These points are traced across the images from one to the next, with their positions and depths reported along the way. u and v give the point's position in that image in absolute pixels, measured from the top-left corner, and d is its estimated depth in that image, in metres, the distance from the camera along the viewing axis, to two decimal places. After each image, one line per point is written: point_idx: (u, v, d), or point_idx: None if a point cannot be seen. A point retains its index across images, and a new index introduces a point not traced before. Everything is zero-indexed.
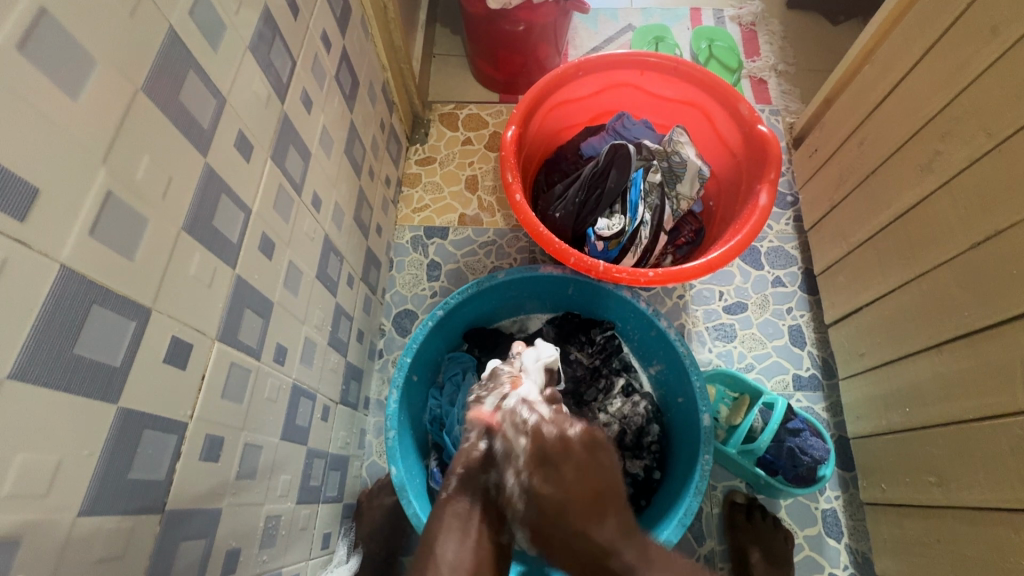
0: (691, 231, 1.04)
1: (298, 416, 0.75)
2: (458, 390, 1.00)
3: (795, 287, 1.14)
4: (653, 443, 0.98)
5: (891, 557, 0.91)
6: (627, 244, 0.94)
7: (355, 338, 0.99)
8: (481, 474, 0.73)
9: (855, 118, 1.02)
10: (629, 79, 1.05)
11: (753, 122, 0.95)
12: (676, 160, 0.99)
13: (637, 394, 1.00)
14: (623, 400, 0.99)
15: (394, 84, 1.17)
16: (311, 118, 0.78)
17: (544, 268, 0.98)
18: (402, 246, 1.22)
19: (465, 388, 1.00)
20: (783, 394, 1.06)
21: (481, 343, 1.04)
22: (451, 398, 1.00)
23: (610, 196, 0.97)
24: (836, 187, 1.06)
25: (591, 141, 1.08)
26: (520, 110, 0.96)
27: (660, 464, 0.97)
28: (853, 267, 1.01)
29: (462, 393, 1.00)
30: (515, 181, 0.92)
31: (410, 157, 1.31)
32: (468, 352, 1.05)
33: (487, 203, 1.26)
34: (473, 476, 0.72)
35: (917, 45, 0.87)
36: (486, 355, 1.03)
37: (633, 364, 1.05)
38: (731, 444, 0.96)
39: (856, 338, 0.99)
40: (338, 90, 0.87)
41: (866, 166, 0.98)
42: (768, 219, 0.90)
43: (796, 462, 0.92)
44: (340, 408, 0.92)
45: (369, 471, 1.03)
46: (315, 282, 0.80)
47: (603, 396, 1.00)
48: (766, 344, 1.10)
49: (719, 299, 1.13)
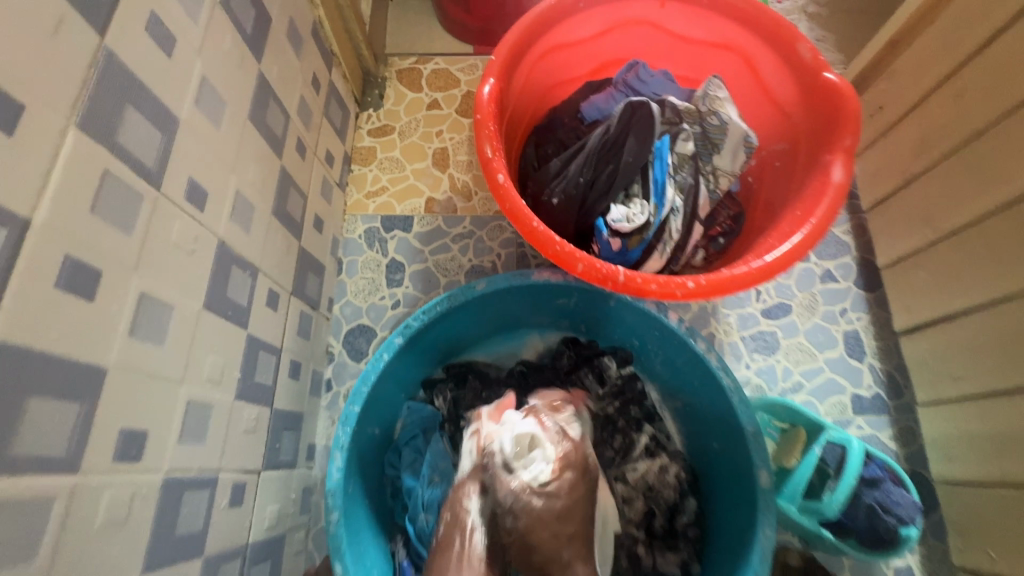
0: (728, 218, 0.79)
1: (178, 522, 0.50)
2: (420, 456, 0.74)
3: (849, 283, 0.90)
4: (689, 526, 0.73)
5: None
6: (653, 240, 0.68)
7: (286, 374, 0.74)
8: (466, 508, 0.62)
9: (947, 65, 0.76)
10: (645, 15, 0.79)
11: (818, 69, 0.70)
12: (713, 123, 0.73)
13: (666, 456, 0.75)
14: (649, 463, 0.74)
15: (331, 27, 0.87)
16: (176, 65, 0.50)
17: (539, 274, 0.73)
18: (353, 242, 0.95)
19: (428, 455, 0.73)
20: (840, 420, 0.84)
21: (446, 389, 0.77)
22: (412, 465, 0.73)
23: (627, 172, 0.70)
24: (914, 156, 0.81)
25: (594, 100, 0.81)
26: (501, 57, 0.70)
27: (702, 553, 0.72)
28: (940, 263, 0.77)
29: (426, 459, 0.73)
30: (496, 156, 0.66)
31: (361, 127, 1.03)
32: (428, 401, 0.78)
33: (461, 184, 0.99)
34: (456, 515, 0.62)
35: None
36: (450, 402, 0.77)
37: (657, 412, 0.79)
38: (787, 498, 0.73)
39: (947, 355, 0.76)
40: (233, 27, 0.59)
41: (963, 128, 0.73)
42: (843, 201, 0.66)
43: (874, 523, 0.69)
44: (266, 476, 0.67)
45: (318, 542, 0.80)
46: (205, 314, 0.54)
47: (620, 460, 0.74)
48: (817, 356, 0.88)
49: (756, 300, 0.90)
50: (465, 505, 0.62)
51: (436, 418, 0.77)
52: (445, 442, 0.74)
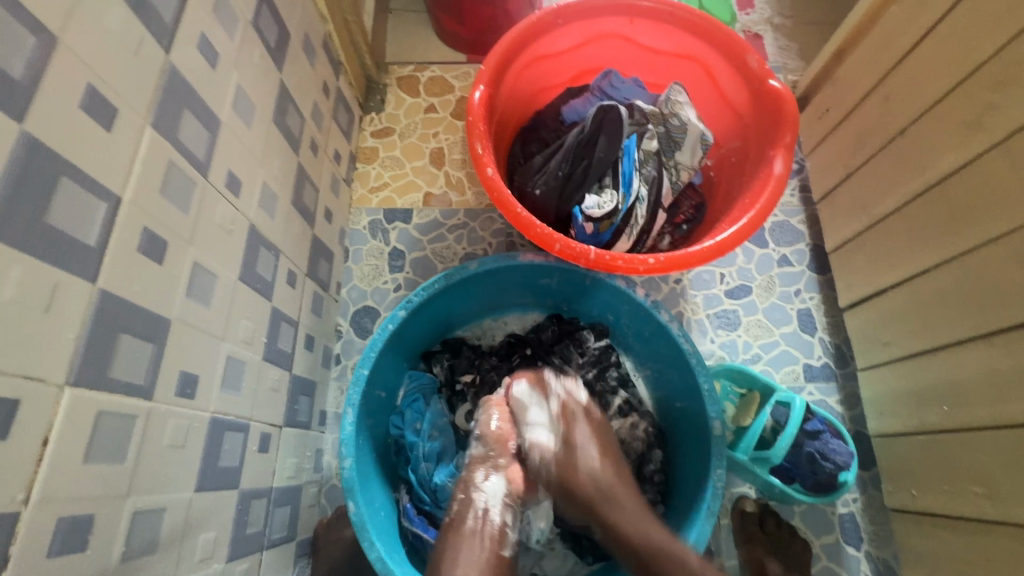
0: (690, 207, 0.90)
1: (221, 456, 0.59)
2: (421, 416, 0.84)
3: (803, 266, 1.01)
4: (656, 473, 0.84)
5: (945, 504, 0.75)
6: (621, 224, 0.79)
7: (302, 346, 0.84)
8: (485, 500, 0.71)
9: (878, 72, 0.88)
10: (617, 30, 0.90)
11: (764, 77, 0.81)
12: (675, 123, 0.84)
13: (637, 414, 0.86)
14: (620, 421, 0.86)
15: (338, 39, 0.98)
16: (218, 76, 0.60)
17: (525, 256, 0.83)
18: (358, 232, 1.05)
19: (429, 414, 0.84)
20: (793, 387, 0.95)
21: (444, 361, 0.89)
22: (414, 424, 0.83)
23: (599, 167, 0.81)
24: (853, 152, 0.93)
25: (573, 104, 0.92)
26: (490, 67, 0.80)
27: (665, 496, 0.83)
28: (874, 244, 0.88)
29: (427, 417, 0.83)
30: (485, 153, 0.76)
31: (364, 129, 1.14)
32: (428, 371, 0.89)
33: (456, 180, 1.09)
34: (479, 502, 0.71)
35: None
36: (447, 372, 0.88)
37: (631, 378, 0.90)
38: (741, 450, 0.82)
39: (880, 324, 0.87)
40: (260, 42, 0.70)
41: (890, 127, 0.84)
42: (783, 190, 0.77)
43: (816, 469, 0.79)
44: (286, 432, 0.77)
45: (329, 497, 0.89)
46: (240, 285, 0.64)
47: None
48: (773, 331, 0.98)
49: (720, 282, 1.01)
50: (480, 487, 0.72)
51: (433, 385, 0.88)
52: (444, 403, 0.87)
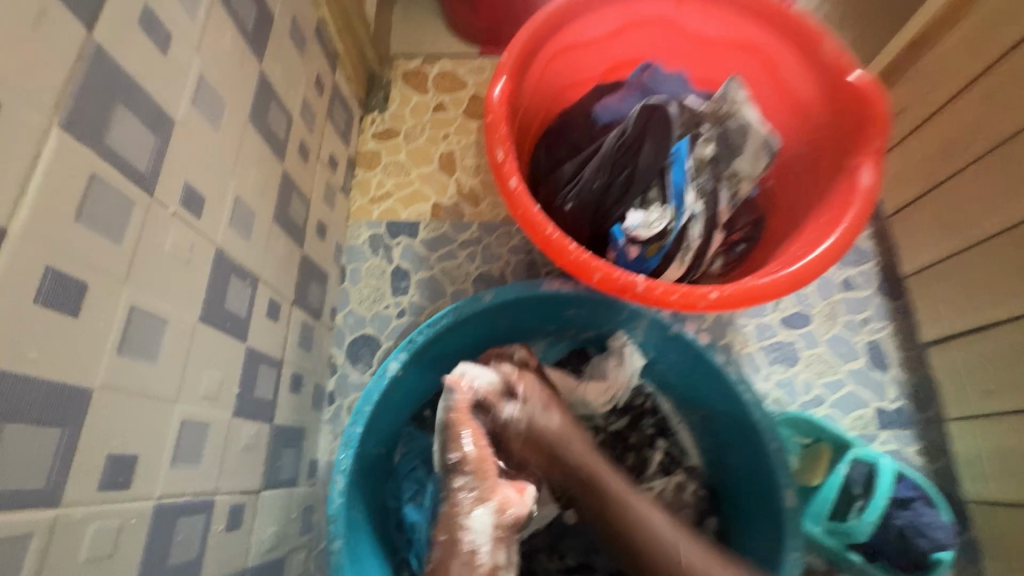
0: (747, 224, 0.77)
1: (170, 551, 0.46)
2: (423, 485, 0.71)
3: (872, 291, 0.87)
4: None
5: None
6: (673, 248, 0.65)
7: (288, 388, 0.70)
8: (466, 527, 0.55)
9: (977, 64, 0.73)
10: (660, 15, 0.76)
11: (843, 69, 0.67)
12: (733, 124, 0.69)
13: (681, 472, 0.74)
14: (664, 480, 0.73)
15: (335, 27, 0.85)
16: (172, 63, 0.47)
17: (549, 284, 0.69)
18: (358, 249, 0.92)
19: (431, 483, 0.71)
20: (865, 435, 0.81)
21: None
22: (414, 496, 0.71)
23: (645, 178, 0.68)
24: (940, 158, 0.78)
25: (608, 103, 0.78)
26: (513, 57, 0.67)
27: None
28: (971, 270, 0.73)
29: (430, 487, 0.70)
30: (508, 160, 0.62)
31: (366, 130, 1.00)
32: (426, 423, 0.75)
33: (468, 189, 0.96)
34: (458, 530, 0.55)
35: None
36: None
37: (671, 426, 0.77)
38: (814, 520, 0.69)
39: (980, 367, 0.73)
40: (233, 24, 0.56)
41: (996, 130, 0.70)
42: (872, 208, 0.63)
43: (907, 547, 0.65)
44: (265, 497, 0.64)
45: (319, 563, 0.76)
46: (201, 327, 0.51)
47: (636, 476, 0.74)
48: (838, 367, 0.84)
49: (774, 309, 0.87)
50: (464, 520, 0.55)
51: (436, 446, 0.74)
52: None
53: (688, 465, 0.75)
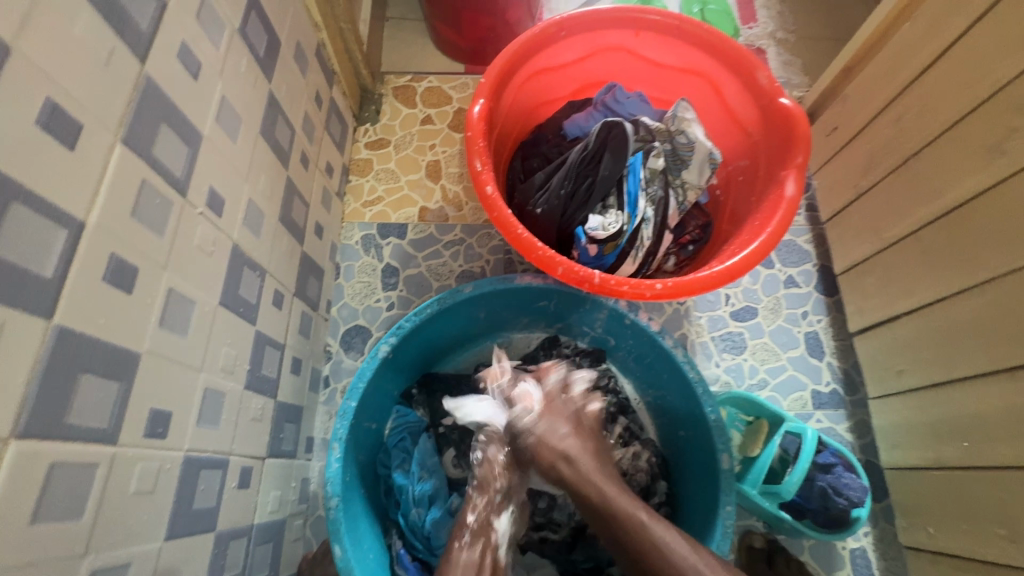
0: (697, 227, 0.88)
1: (195, 497, 0.55)
2: (409, 457, 0.80)
3: (810, 288, 0.98)
4: (662, 507, 0.80)
5: (963, 542, 0.73)
6: (626, 246, 0.76)
7: (289, 370, 0.79)
8: (493, 523, 0.68)
9: (890, 91, 0.85)
10: (622, 43, 0.87)
11: (774, 94, 0.78)
12: (681, 141, 0.80)
13: (638, 442, 0.83)
14: (622, 451, 0.81)
15: (333, 48, 0.94)
16: (201, 87, 0.56)
17: (521, 279, 0.79)
18: (351, 248, 1.01)
19: (416, 454, 0.80)
20: (801, 414, 0.91)
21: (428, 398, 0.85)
22: (402, 465, 0.80)
23: (604, 186, 0.77)
24: (863, 172, 0.90)
25: (575, 119, 0.89)
26: (490, 80, 0.77)
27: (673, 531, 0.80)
28: (887, 268, 0.85)
29: (415, 458, 0.79)
30: (485, 169, 0.72)
31: (359, 140, 1.10)
32: (415, 403, 0.85)
33: (452, 195, 1.05)
34: (483, 527, 0.67)
35: (963, 13, 0.72)
36: (436, 406, 0.84)
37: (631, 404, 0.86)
38: (749, 483, 0.80)
39: (894, 351, 0.84)
40: (248, 51, 0.66)
41: (904, 148, 0.82)
42: (795, 214, 0.74)
43: (828, 504, 0.76)
44: (269, 464, 0.72)
45: (315, 530, 0.85)
46: (220, 310, 0.59)
47: None
48: (780, 355, 0.95)
49: (725, 303, 0.97)
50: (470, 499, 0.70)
51: (422, 424, 0.83)
52: (433, 442, 0.82)
53: (645, 437, 0.85)
